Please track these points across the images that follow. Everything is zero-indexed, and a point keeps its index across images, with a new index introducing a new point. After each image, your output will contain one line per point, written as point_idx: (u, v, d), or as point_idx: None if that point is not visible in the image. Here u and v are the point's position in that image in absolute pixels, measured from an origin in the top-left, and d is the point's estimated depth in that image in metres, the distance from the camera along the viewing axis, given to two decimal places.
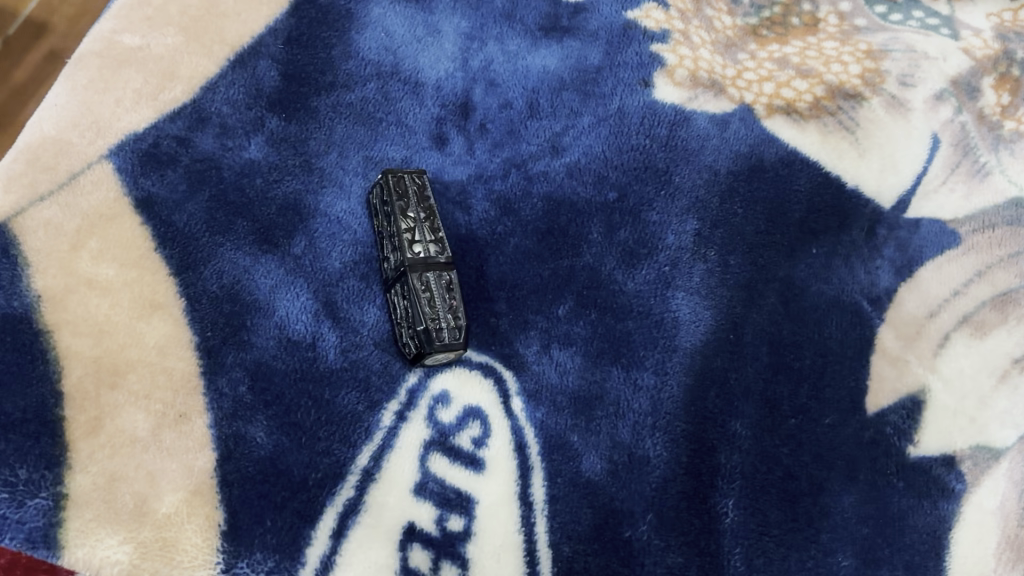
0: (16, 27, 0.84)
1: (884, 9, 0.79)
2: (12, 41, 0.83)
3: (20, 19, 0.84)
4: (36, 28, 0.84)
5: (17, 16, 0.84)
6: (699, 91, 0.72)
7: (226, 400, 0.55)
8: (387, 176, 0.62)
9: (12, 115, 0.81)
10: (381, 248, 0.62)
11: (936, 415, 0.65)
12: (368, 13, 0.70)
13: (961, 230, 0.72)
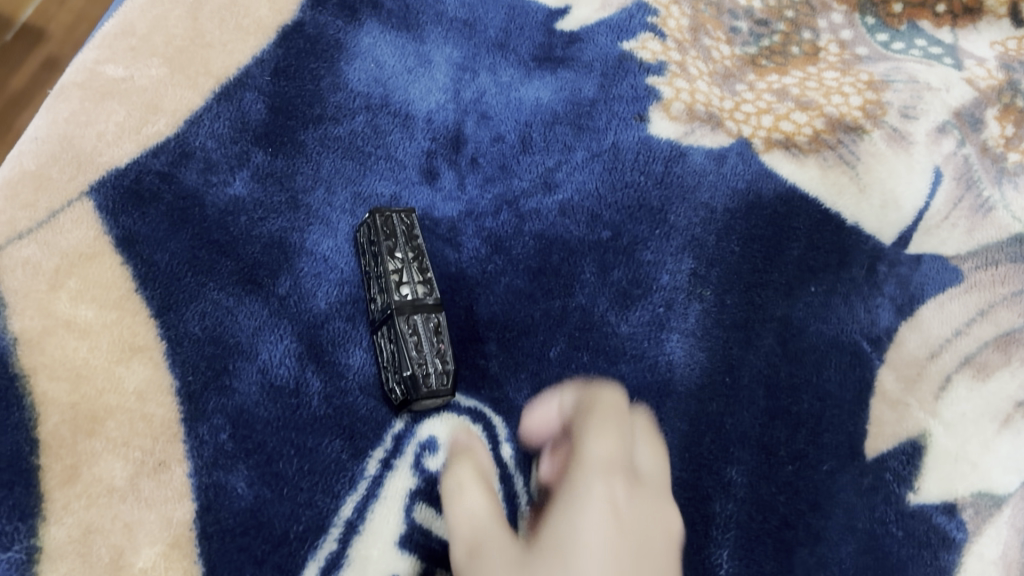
0: (13, 35, 0.89)
1: (886, 37, 0.78)
2: (10, 49, 0.88)
3: (16, 27, 0.89)
4: (33, 36, 0.89)
5: (14, 23, 0.89)
6: (695, 125, 0.70)
7: (207, 448, 0.54)
8: (376, 214, 0.60)
9: (11, 121, 0.86)
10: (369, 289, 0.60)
11: (937, 461, 0.62)
12: (358, 43, 0.70)
13: (963, 266, 0.69)
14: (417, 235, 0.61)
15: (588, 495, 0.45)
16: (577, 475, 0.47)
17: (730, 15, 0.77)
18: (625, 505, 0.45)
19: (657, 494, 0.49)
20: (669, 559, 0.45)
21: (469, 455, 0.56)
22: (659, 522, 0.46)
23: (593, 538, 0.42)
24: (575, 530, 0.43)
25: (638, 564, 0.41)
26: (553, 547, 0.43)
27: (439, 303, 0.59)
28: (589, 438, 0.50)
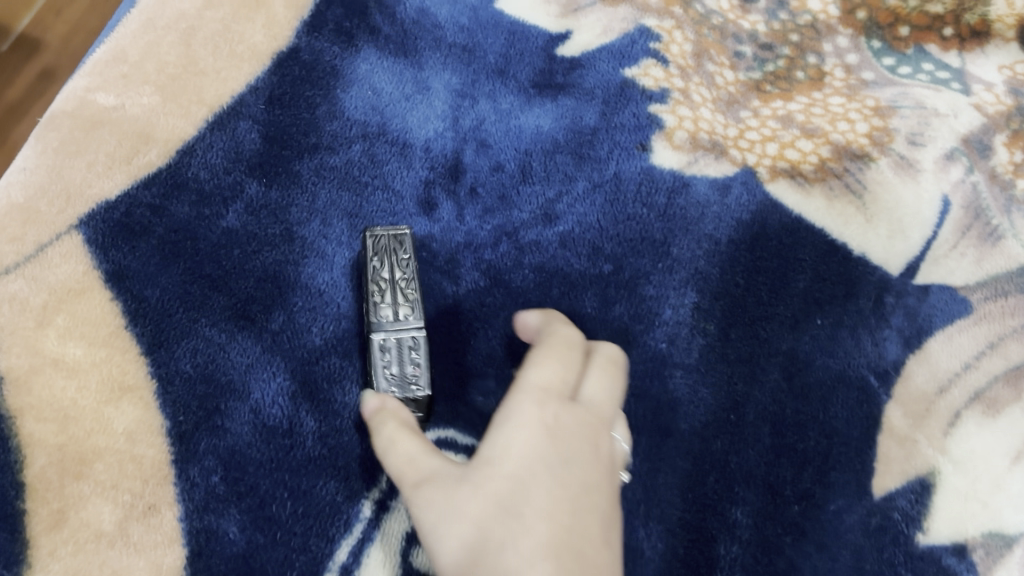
0: (10, 43, 0.88)
1: (892, 61, 0.77)
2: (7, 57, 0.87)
3: (14, 35, 0.88)
4: (29, 45, 0.88)
5: (11, 32, 0.88)
6: (699, 154, 0.69)
7: (198, 491, 0.53)
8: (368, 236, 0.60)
9: (8, 132, 0.85)
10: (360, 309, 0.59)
11: (946, 499, 0.61)
12: (354, 70, 0.68)
13: (973, 297, 0.68)
14: (414, 255, 0.59)
15: (522, 416, 0.44)
16: (513, 394, 0.47)
17: (734, 40, 0.76)
18: (557, 421, 0.45)
19: (596, 414, 0.47)
20: (607, 474, 0.44)
21: (393, 411, 0.50)
22: (591, 435, 0.45)
23: (537, 471, 0.41)
24: (512, 445, 0.43)
25: (568, 465, 0.42)
26: (492, 464, 0.42)
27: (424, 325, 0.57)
28: (531, 364, 0.49)
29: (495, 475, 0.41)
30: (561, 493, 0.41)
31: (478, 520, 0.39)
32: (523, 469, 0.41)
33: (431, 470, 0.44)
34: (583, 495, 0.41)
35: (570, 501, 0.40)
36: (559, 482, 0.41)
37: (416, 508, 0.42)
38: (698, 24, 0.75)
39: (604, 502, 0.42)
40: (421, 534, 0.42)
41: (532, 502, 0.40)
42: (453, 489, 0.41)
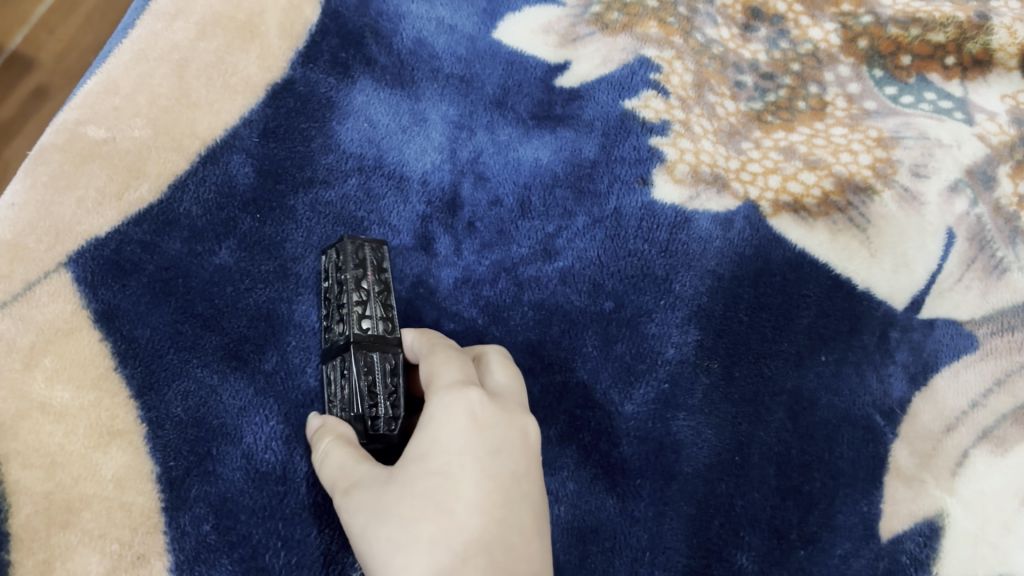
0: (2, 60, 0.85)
1: (894, 90, 0.76)
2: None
3: (7, 52, 0.86)
4: (21, 63, 0.86)
5: (5, 49, 0.86)
6: (700, 188, 0.68)
7: (189, 541, 0.52)
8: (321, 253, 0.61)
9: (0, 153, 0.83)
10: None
11: (955, 543, 0.60)
12: (350, 102, 0.67)
13: (979, 332, 0.67)
14: (353, 266, 0.57)
15: (448, 412, 0.45)
16: (431, 395, 0.46)
17: (734, 69, 0.75)
18: (480, 414, 0.45)
19: (516, 401, 0.49)
20: (530, 458, 0.46)
21: (333, 426, 0.50)
22: (515, 423, 0.47)
23: (465, 465, 0.43)
24: (438, 441, 0.44)
25: (495, 456, 0.44)
26: (420, 462, 0.43)
27: (358, 338, 0.54)
28: (434, 370, 0.49)
29: (424, 473, 0.42)
30: (490, 487, 0.43)
31: (408, 518, 0.41)
32: (450, 464, 0.43)
33: (360, 471, 0.45)
34: (510, 486, 0.44)
35: (498, 495, 0.43)
36: (486, 475, 0.43)
37: (347, 510, 0.43)
38: (699, 54, 0.74)
39: (529, 489, 0.45)
40: (351, 536, 0.42)
41: (460, 498, 0.42)
42: (382, 490, 0.42)
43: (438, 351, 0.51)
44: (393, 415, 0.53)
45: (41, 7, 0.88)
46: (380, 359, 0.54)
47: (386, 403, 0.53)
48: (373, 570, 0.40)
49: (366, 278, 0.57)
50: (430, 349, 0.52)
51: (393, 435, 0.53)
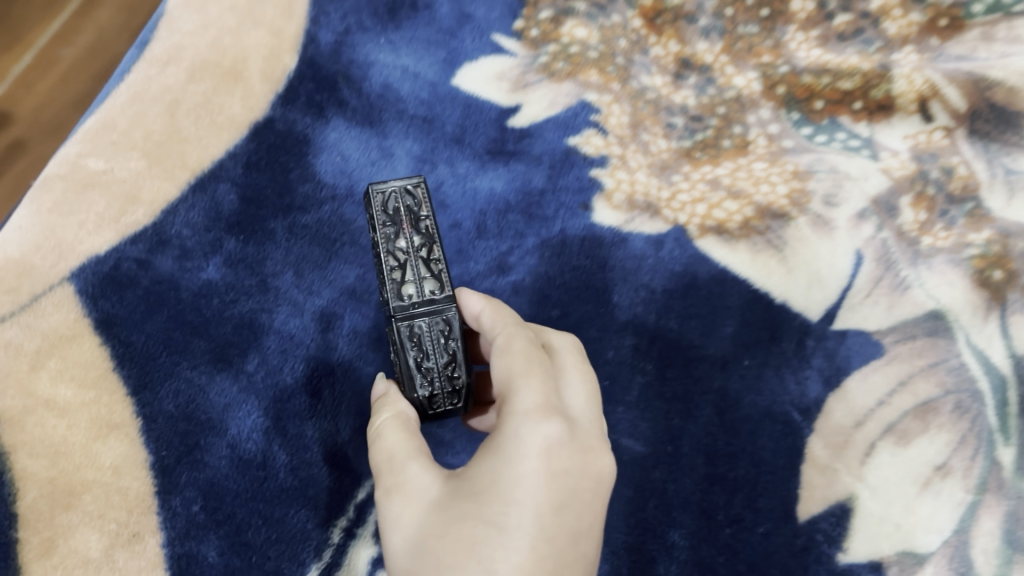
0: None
1: (810, 130, 0.86)
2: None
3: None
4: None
5: None
6: (635, 213, 0.78)
7: (180, 519, 0.58)
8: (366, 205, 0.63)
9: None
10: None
11: (864, 522, 0.67)
12: (325, 138, 0.76)
13: (885, 340, 0.75)
14: (383, 226, 0.60)
15: (523, 453, 0.45)
16: (508, 420, 0.47)
17: (667, 112, 0.85)
18: (554, 458, 0.46)
19: (591, 438, 0.49)
20: (592, 509, 0.47)
21: (392, 404, 0.55)
22: (585, 469, 0.47)
23: (524, 521, 0.43)
24: (500, 485, 0.44)
25: (558, 513, 0.45)
26: (474, 501, 0.44)
27: (399, 311, 0.57)
28: (514, 385, 0.49)
29: (475, 517, 0.44)
30: (543, 549, 0.43)
31: (447, 563, 0.43)
32: (505, 515, 0.43)
33: (410, 480, 0.48)
34: (562, 550, 0.44)
35: (549, 560, 0.43)
36: (543, 535, 0.44)
37: (393, 517, 0.47)
38: (634, 98, 0.84)
39: (580, 549, 0.46)
40: (393, 546, 0.46)
41: (507, 558, 0.42)
42: (427, 514, 0.46)
43: (519, 354, 0.50)
44: (449, 389, 0.57)
45: (19, 65, 0.97)
46: (427, 326, 0.57)
47: (442, 378, 0.57)
48: None
49: (402, 234, 0.59)
50: (510, 348, 0.52)
51: (457, 407, 0.58)
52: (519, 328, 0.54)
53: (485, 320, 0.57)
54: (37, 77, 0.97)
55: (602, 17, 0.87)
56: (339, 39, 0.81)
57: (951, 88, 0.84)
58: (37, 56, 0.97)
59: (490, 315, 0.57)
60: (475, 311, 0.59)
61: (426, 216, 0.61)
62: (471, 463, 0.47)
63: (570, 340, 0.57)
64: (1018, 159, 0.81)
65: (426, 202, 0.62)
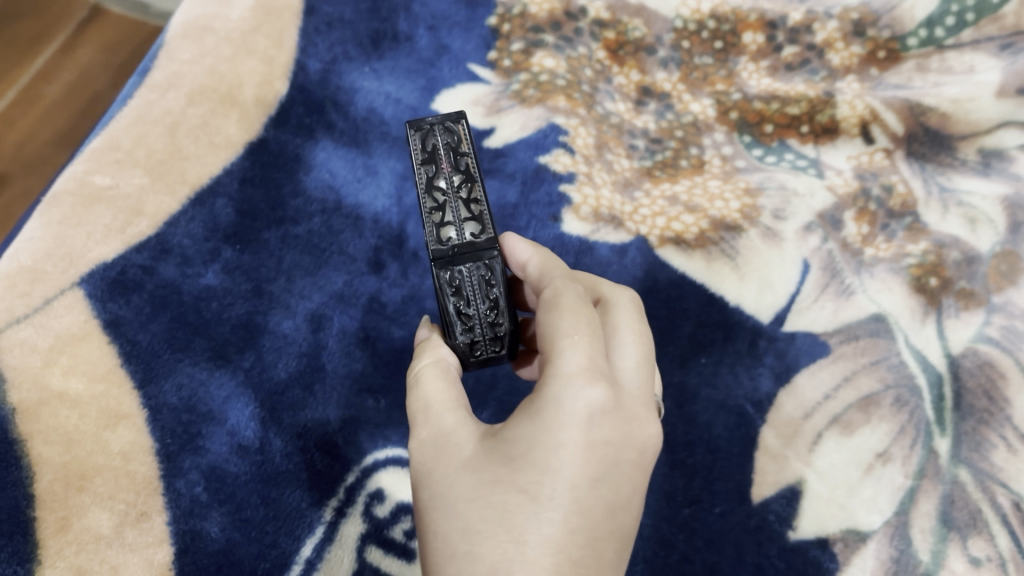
0: None
1: (760, 152, 0.93)
2: None
3: None
4: None
5: None
6: (600, 224, 0.85)
7: (184, 499, 0.63)
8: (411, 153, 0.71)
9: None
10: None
11: (812, 502, 0.72)
12: (314, 156, 0.83)
13: (830, 341, 0.80)
14: (423, 168, 0.66)
15: (564, 420, 0.50)
16: (551, 380, 0.52)
17: (629, 135, 0.92)
18: (594, 426, 0.51)
19: (636, 406, 0.54)
20: (632, 479, 0.52)
21: (432, 348, 0.61)
22: (624, 440, 0.52)
23: (558, 492, 0.49)
24: (537, 452, 0.50)
25: (593, 485, 0.50)
26: (510, 466, 0.50)
27: (438, 254, 0.63)
28: (560, 346, 0.53)
29: (510, 484, 0.49)
30: (575, 523, 0.48)
31: (478, 528, 0.48)
32: (538, 485, 0.49)
33: (446, 437, 0.53)
34: (595, 522, 0.49)
35: (582, 532, 0.48)
36: (576, 508, 0.49)
37: (429, 466, 0.53)
38: (599, 122, 0.92)
39: (617, 521, 0.51)
40: (428, 495, 0.52)
41: (537, 530, 0.48)
42: (459, 470, 0.51)
43: (566, 315, 0.55)
44: (490, 334, 0.62)
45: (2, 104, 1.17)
46: (468, 272, 0.63)
47: (483, 326, 0.62)
48: (436, 542, 0.50)
49: (442, 174, 0.66)
50: (559, 304, 0.56)
51: (501, 355, 0.62)
52: (569, 284, 0.59)
53: (531, 269, 0.64)
54: (23, 110, 1.18)
55: (569, 48, 0.95)
56: (326, 68, 0.88)
57: (889, 113, 0.93)
58: (19, 93, 1.18)
59: (537, 265, 0.63)
60: (522, 260, 0.65)
61: (465, 156, 0.67)
62: (510, 426, 0.52)
63: (623, 297, 0.61)
64: (951, 179, 0.89)
65: (467, 142, 0.68)
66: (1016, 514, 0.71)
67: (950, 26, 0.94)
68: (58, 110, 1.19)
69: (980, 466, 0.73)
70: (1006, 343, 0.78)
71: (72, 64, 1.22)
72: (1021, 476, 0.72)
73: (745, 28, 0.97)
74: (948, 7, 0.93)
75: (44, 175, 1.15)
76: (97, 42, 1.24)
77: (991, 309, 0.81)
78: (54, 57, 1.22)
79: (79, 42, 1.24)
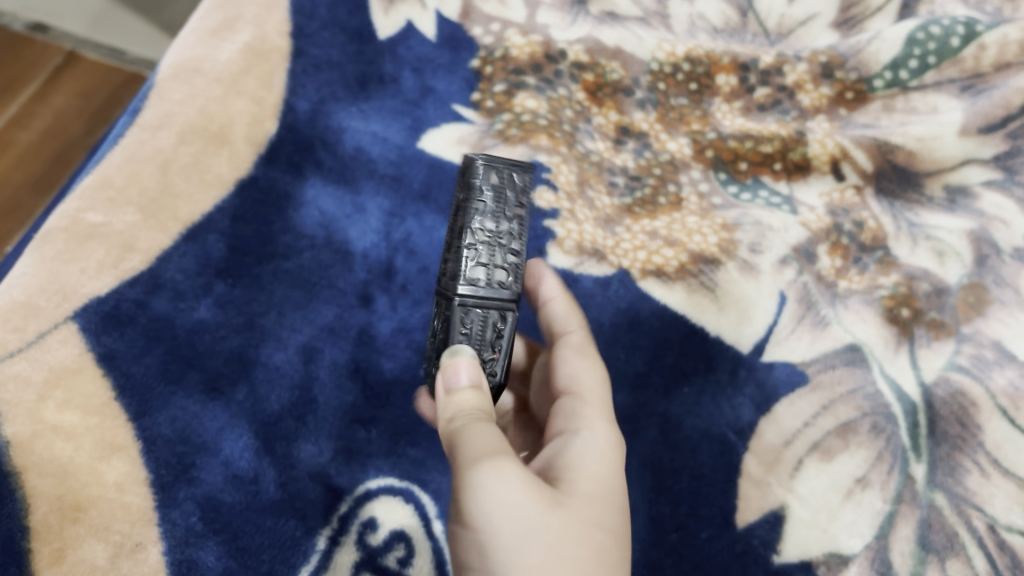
0: None
1: (735, 189, 0.96)
2: None
3: None
4: None
5: None
6: (584, 258, 0.87)
7: (179, 529, 0.63)
8: (477, 167, 0.64)
9: None
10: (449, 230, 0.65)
11: (795, 527, 0.74)
12: (304, 194, 0.85)
13: (808, 370, 0.82)
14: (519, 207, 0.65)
15: (613, 463, 0.58)
16: (589, 426, 0.60)
17: (609, 173, 0.95)
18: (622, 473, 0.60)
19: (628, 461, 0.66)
20: None
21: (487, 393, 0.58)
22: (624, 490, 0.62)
23: (623, 531, 0.54)
24: (607, 490, 0.55)
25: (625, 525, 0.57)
26: (592, 503, 0.53)
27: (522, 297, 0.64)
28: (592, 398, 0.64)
29: (599, 520, 0.52)
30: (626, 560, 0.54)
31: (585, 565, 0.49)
32: (616, 521, 0.54)
33: (519, 467, 0.51)
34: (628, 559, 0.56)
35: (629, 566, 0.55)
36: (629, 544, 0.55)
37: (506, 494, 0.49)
38: (580, 160, 0.94)
39: None
40: (510, 526, 0.48)
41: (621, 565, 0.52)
42: (550, 506, 0.50)
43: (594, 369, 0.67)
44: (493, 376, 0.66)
45: None
46: None
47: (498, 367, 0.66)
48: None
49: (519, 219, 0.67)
50: (588, 355, 0.69)
51: None
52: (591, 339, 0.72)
53: (556, 305, 0.74)
54: None
55: (550, 90, 0.98)
56: (315, 108, 0.91)
57: (858, 151, 0.96)
58: None
59: (562, 305, 0.73)
60: (549, 293, 0.75)
61: None
62: (564, 466, 0.56)
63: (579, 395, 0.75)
64: (919, 215, 0.93)
65: None
66: (991, 536, 0.73)
67: (914, 69, 0.99)
68: (33, 154, 1.26)
69: (955, 490, 0.76)
70: (975, 372, 0.81)
71: (47, 108, 1.31)
72: (995, 500, 0.75)
73: (718, 70, 1.01)
74: (911, 51, 0.99)
75: (20, 218, 1.21)
76: (69, 89, 1.33)
77: (961, 339, 0.84)
78: (30, 102, 1.31)
79: (52, 88, 1.32)
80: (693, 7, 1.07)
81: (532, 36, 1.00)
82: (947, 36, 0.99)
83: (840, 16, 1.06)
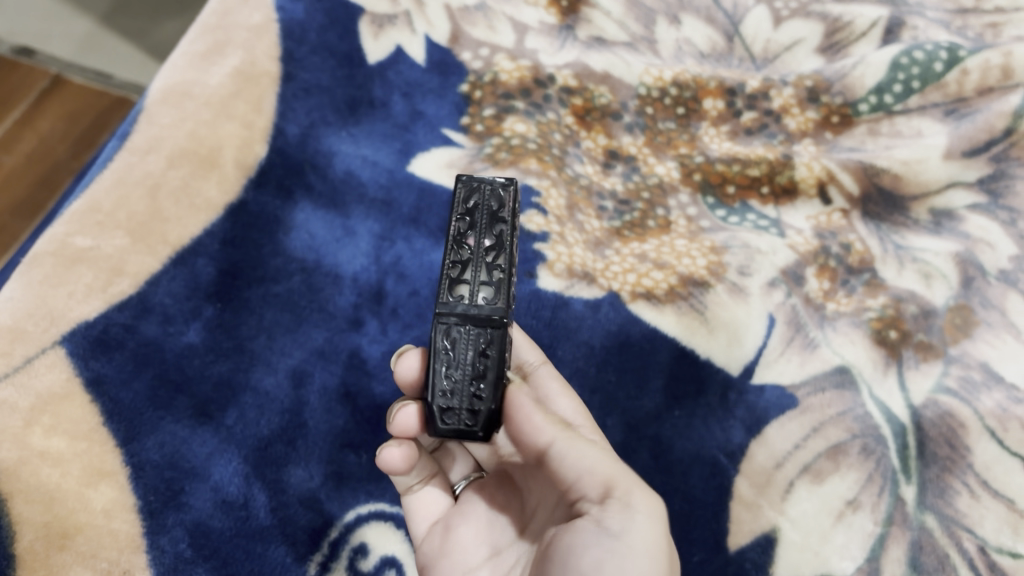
0: None
1: (723, 213, 0.96)
2: None
3: None
4: None
5: None
6: (574, 280, 0.87)
7: (168, 556, 0.63)
8: (495, 194, 0.67)
9: None
10: (457, 252, 0.64)
11: (787, 550, 0.74)
12: (294, 218, 0.85)
13: (798, 393, 0.82)
14: None
15: None
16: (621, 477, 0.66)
17: (598, 197, 0.96)
18: None
19: None
20: None
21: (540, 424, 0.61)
22: None
23: None
24: None
25: None
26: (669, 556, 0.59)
27: None
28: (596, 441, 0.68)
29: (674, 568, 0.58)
30: None
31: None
32: None
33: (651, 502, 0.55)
34: None
35: None
36: None
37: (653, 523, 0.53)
38: (569, 184, 0.95)
39: None
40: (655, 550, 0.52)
41: None
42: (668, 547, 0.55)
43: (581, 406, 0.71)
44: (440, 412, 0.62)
45: None
46: None
47: None
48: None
49: None
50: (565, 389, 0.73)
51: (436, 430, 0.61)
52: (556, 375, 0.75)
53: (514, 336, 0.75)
54: None
55: (539, 114, 0.98)
56: (304, 132, 0.91)
57: (844, 174, 0.97)
58: None
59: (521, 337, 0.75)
60: None
61: None
62: None
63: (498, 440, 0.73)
64: (905, 238, 0.94)
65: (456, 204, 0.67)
66: (982, 558, 0.73)
67: (898, 93, 1.01)
68: (17, 177, 1.25)
69: (945, 512, 0.76)
70: (963, 393, 0.82)
71: (32, 131, 1.30)
72: (985, 521, 0.75)
73: (705, 95, 1.03)
74: (896, 75, 1.00)
75: (4, 242, 1.20)
76: (55, 113, 1.33)
77: (948, 361, 0.84)
78: (14, 126, 1.30)
79: (38, 112, 1.32)
80: (679, 33, 1.08)
81: (521, 61, 1.01)
82: (930, 61, 1.00)
83: (824, 41, 1.07)
